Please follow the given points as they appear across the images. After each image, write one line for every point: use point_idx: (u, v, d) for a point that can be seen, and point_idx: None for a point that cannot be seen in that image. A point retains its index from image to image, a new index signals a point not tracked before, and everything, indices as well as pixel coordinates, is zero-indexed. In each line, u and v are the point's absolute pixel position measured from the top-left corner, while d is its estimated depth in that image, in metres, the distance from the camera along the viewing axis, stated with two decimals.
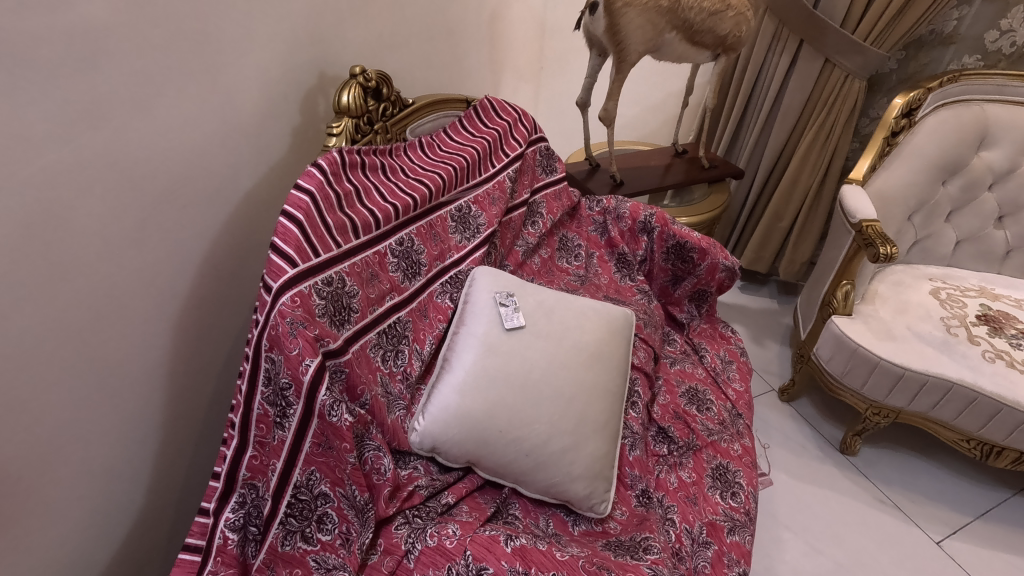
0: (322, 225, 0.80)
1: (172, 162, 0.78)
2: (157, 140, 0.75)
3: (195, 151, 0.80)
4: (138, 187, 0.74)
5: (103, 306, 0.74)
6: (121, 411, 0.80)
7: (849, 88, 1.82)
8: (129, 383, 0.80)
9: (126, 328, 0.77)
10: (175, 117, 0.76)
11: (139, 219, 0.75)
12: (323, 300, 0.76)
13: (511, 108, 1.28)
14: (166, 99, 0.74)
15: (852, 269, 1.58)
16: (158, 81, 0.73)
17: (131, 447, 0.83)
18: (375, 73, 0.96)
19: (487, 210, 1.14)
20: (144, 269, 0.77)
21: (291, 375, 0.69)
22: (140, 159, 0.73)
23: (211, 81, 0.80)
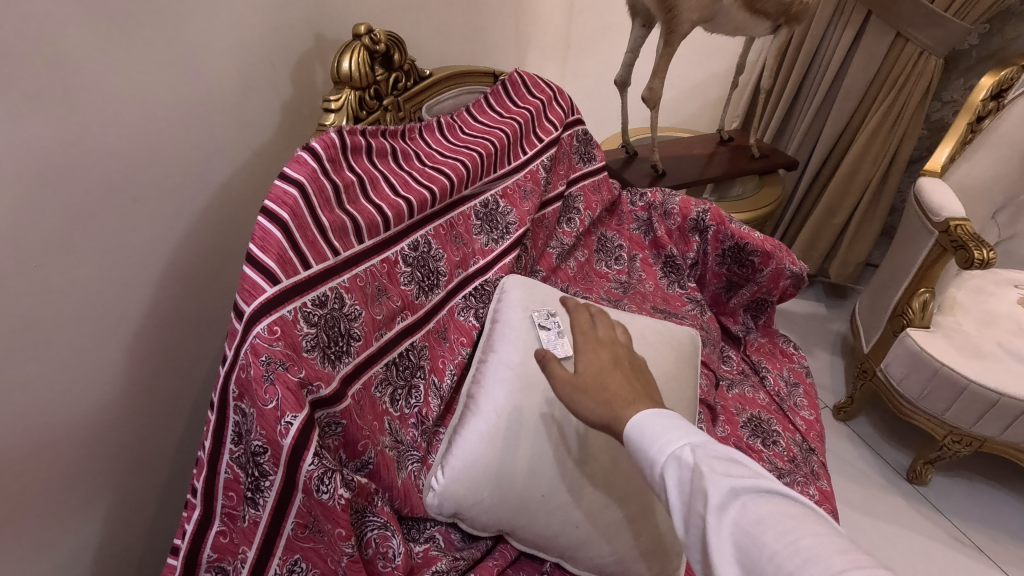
0: (314, 228, 0.62)
1: (120, 143, 0.59)
2: (92, 112, 0.56)
3: (152, 130, 0.62)
4: (72, 176, 0.56)
5: (26, 333, 0.56)
6: (58, 465, 0.62)
7: (924, 66, 1.60)
8: (68, 428, 0.62)
9: (59, 359, 0.59)
10: (122, 84, 0.58)
11: (69, 216, 0.56)
12: (313, 327, 0.57)
13: (545, 84, 1.08)
14: (105, 57, 0.56)
15: (933, 275, 1.37)
16: (96, 33, 0.55)
17: (74, 507, 0.65)
18: (385, 34, 0.77)
19: (518, 206, 0.95)
20: (79, 284, 0.59)
21: (265, 437, 0.50)
22: (69, 137, 0.55)
23: (170, 36, 0.61)
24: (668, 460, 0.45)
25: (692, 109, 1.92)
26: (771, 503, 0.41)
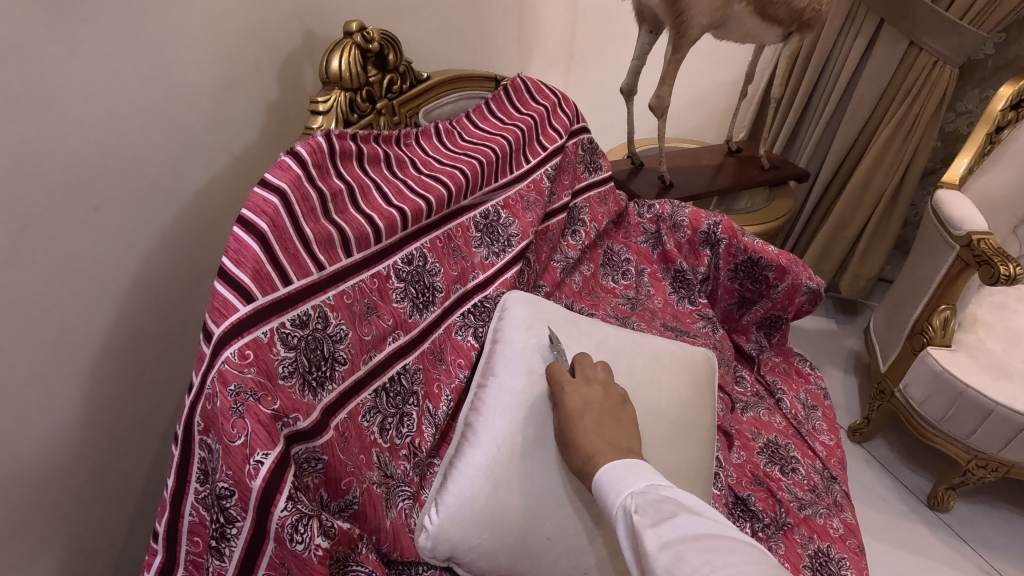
0: (296, 240, 0.56)
1: (78, 145, 0.54)
2: (45, 107, 0.51)
3: (116, 132, 0.57)
4: (23, 178, 0.50)
5: None
6: (5, 500, 0.56)
7: (939, 75, 1.55)
8: (17, 460, 0.56)
9: (6, 382, 0.53)
10: (83, 80, 0.53)
11: (17, 222, 0.51)
12: (292, 351, 0.51)
13: (548, 90, 1.03)
14: (61, 50, 0.51)
15: (955, 291, 1.30)
16: (50, 22, 0.49)
17: (25, 547, 0.59)
18: (378, 32, 0.72)
19: (520, 217, 0.89)
20: (29, 299, 0.53)
21: (232, 478, 0.44)
22: (17, 134, 0.49)
23: (137, 28, 0.56)
24: (618, 512, 0.49)
25: (699, 119, 1.87)
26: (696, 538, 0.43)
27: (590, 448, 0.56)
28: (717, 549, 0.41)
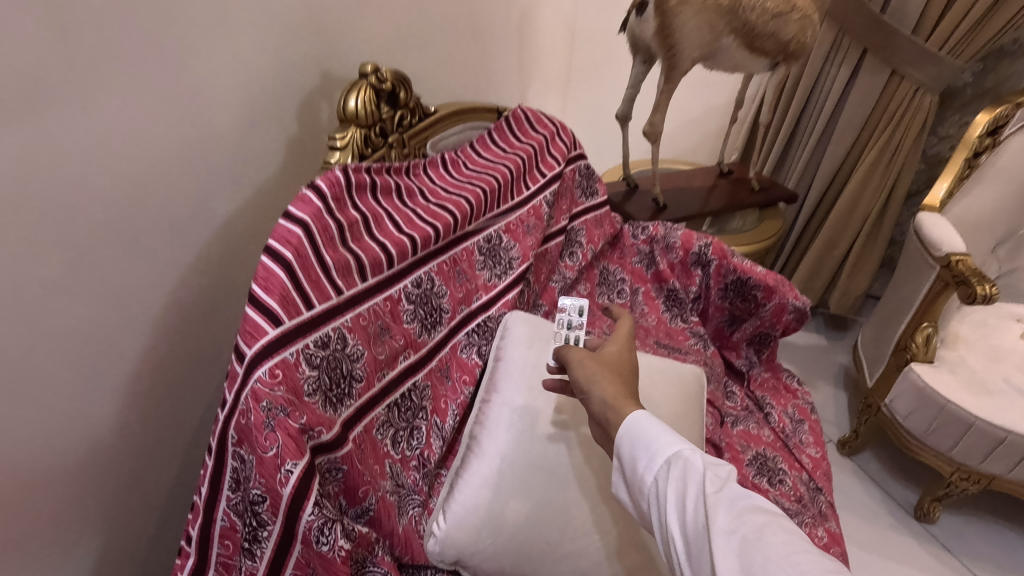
0: (317, 268, 0.61)
1: (120, 182, 0.59)
2: (93, 147, 0.56)
3: (154, 171, 0.62)
4: (73, 213, 0.56)
5: (15, 373, 0.55)
6: (45, 506, 0.61)
7: (919, 103, 1.63)
8: (56, 469, 0.61)
9: (51, 397, 0.58)
10: (127, 125, 0.59)
11: (66, 252, 0.56)
12: (315, 370, 0.56)
13: (547, 120, 1.10)
14: (111, 100, 0.57)
15: (936, 310, 1.36)
16: (103, 74, 0.55)
17: (59, 553, 0.64)
18: (391, 73, 0.78)
19: (521, 241, 0.95)
20: (74, 321, 0.59)
21: (264, 486, 0.49)
22: (69, 174, 0.55)
23: (175, 77, 0.62)
24: (672, 458, 0.51)
25: (691, 142, 1.93)
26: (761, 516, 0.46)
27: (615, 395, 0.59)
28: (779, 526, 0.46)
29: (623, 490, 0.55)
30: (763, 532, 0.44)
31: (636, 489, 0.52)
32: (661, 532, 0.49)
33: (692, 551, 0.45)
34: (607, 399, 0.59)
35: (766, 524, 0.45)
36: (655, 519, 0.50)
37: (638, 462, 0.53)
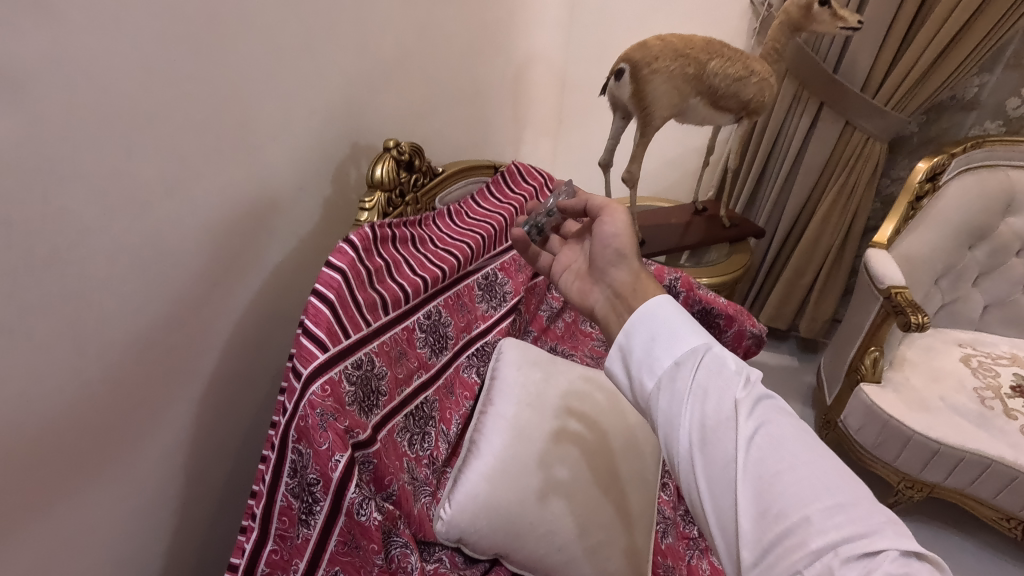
0: (353, 305, 0.79)
1: (209, 245, 0.79)
2: (194, 221, 0.76)
3: (231, 234, 0.82)
4: (178, 270, 0.75)
5: (132, 391, 0.73)
6: (144, 489, 0.80)
7: (871, 149, 1.82)
8: (152, 461, 0.80)
9: (155, 407, 0.77)
10: (216, 202, 0.78)
11: (172, 299, 0.76)
12: (353, 386, 0.74)
13: (537, 172, 1.28)
14: (205, 185, 0.76)
15: (881, 335, 1.54)
16: (202, 165, 0.75)
17: (148, 527, 0.83)
18: (409, 145, 0.97)
19: (513, 278, 1.13)
20: (173, 350, 0.78)
21: (319, 471, 0.66)
22: (179, 242, 0.74)
23: (246, 162, 0.82)
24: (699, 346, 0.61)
25: (671, 180, 2.13)
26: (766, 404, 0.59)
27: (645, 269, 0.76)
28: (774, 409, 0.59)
29: (633, 369, 0.64)
30: (780, 423, 0.56)
31: (652, 369, 0.62)
32: (675, 407, 0.58)
33: (714, 427, 0.55)
34: (636, 270, 0.76)
35: (779, 415, 0.57)
36: (671, 395, 0.59)
37: (663, 347, 0.62)
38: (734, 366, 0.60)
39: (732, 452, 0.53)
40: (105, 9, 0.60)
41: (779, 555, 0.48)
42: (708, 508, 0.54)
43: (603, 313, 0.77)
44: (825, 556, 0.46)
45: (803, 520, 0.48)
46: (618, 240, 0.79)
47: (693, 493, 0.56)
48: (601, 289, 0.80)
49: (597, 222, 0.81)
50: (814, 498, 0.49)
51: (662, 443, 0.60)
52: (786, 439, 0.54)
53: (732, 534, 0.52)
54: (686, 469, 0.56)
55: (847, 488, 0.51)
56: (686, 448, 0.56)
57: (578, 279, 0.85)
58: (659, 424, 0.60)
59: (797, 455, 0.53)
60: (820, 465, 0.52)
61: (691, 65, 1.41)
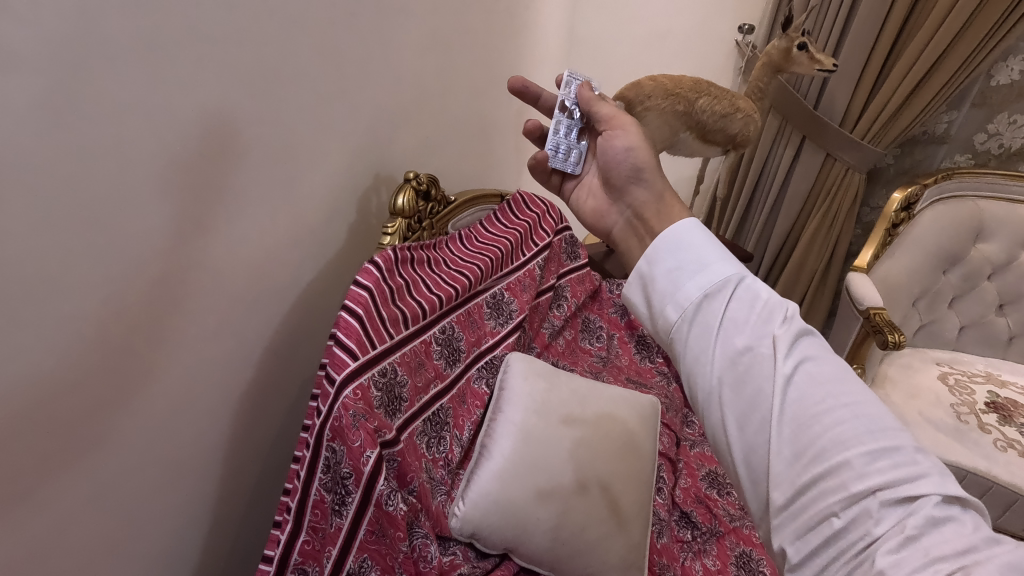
0: (378, 319, 0.88)
1: (253, 265, 0.90)
2: (242, 245, 0.87)
3: (270, 256, 0.93)
4: (226, 287, 0.86)
5: (182, 393, 0.83)
6: (189, 484, 0.89)
7: (851, 180, 1.93)
8: (196, 459, 0.89)
9: (201, 408, 0.87)
10: (261, 227, 0.89)
11: (220, 312, 0.86)
12: (379, 392, 0.83)
13: (540, 200, 1.39)
14: (253, 213, 0.87)
15: (862, 353, 1.64)
16: (251, 197, 0.86)
17: (190, 519, 0.92)
18: (426, 176, 1.08)
19: (519, 296, 1.21)
20: (218, 357, 0.88)
21: (352, 466, 0.75)
22: (229, 263, 0.85)
23: (287, 193, 0.93)
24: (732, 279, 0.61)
25: None
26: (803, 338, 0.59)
27: (665, 187, 0.77)
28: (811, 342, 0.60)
29: (658, 301, 0.64)
30: (816, 361, 0.57)
31: (680, 302, 0.61)
32: (705, 345, 0.59)
33: (751, 368, 0.56)
34: (658, 189, 0.76)
35: (814, 351, 0.58)
36: (700, 332, 0.60)
37: (692, 279, 0.61)
38: (767, 299, 0.60)
39: (770, 393, 0.55)
40: (189, 67, 0.72)
41: (814, 497, 0.51)
42: (738, 446, 0.57)
43: (621, 237, 0.79)
44: (864, 498, 0.49)
45: (843, 464, 0.51)
46: (636, 156, 0.78)
47: (722, 431, 0.58)
48: (619, 210, 0.81)
49: (615, 134, 0.80)
50: (854, 442, 0.52)
51: (687, 377, 0.61)
52: (823, 379, 0.56)
53: (762, 472, 0.55)
54: (714, 409, 0.58)
55: (885, 427, 0.53)
56: (719, 387, 0.57)
57: (591, 199, 0.87)
58: (685, 358, 0.61)
59: (836, 398, 0.54)
60: (857, 406, 0.54)
61: (681, 103, 1.51)
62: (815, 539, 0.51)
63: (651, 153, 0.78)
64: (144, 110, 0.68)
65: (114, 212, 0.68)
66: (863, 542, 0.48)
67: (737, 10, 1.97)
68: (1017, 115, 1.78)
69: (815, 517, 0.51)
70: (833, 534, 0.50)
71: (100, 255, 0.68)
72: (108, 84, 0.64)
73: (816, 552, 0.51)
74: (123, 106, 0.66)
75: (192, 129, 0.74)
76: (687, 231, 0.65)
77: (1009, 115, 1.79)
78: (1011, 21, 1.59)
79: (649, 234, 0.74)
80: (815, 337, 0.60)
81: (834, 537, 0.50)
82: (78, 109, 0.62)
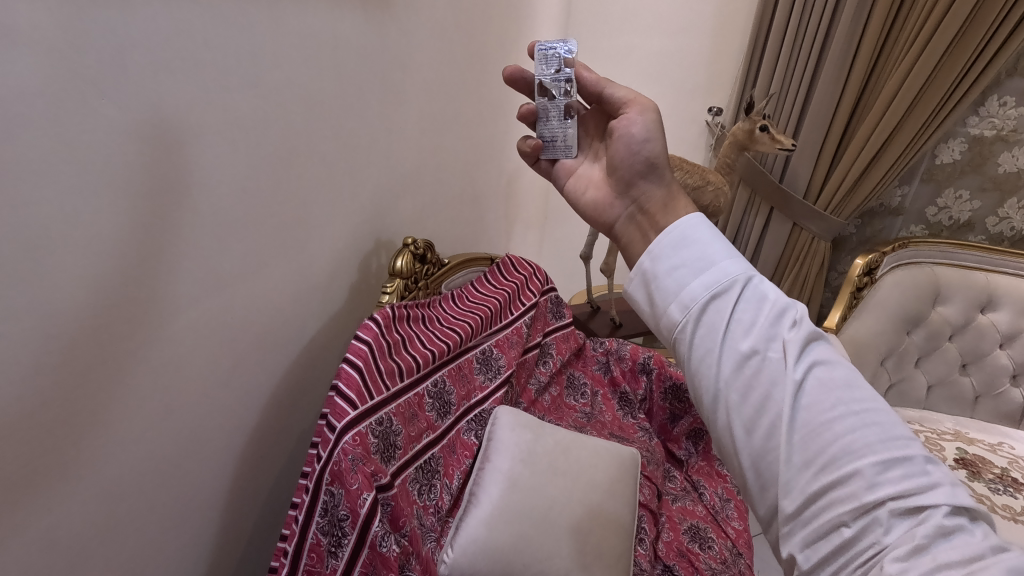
0: (377, 371, 0.94)
1: (262, 321, 0.98)
2: (252, 301, 0.95)
3: (277, 313, 1.02)
4: (237, 341, 0.94)
5: (190, 440, 0.89)
6: (189, 531, 0.93)
7: (817, 248, 2.07)
8: (198, 505, 0.94)
9: (205, 456, 0.93)
10: (270, 286, 0.98)
11: (229, 364, 0.93)
12: (376, 439, 0.89)
13: (527, 263, 1.49)
14: (264, 273, 0.96)
15: None
16: (261, 259, 0.95)
17: (188, 567, 0.94)
18: (423, 242, 1.19)
19: (507, 352, 1.28)
20: (225, 407, 0.94)
21: (349, 508, 0.81)
22: (241, 318, 0.94)
23: (295, 257, 1.03)
24: (739, 277, 0.60)
25: None
26: (814, 340, 0.59)
27: (674, 184, 0.74)
28: (823, 344, 0.60)
29: (659, 297, 0.63)
30: (825, 366, 0.57)
31: (684, 301, 0.60)
32: (710, 346, 0.58)
33: (759, 372, 0.56)
34: (668, 185, 0.74)
35: (821, 355, 0.58)
36: (705, 332, 0.59)
37: (697, 278, 0.61)
38: (773, 301, 0.60)
39: (782, 393, 0.55)
40: (222, 148, 0.83)
41: (824, 505, 0.52)
42: (745, 452, 0.57)
43: (623, 231, 0.75)
44: (875, 508, 0.49)
45: (854, 473, 0.51)
46: (655, 149, 0.75)
47: (728, 435, 0.58)
48: (623, 204, 0.77)
49: (637, 119, 0.77)
50: (865, 451, 0.51)
51: (692, 378, 0.61)
52: (834, 384, 0.56)
53: (770, 481, 0.55)
54: (720, 412, 0.58)
55: (897, 431, 0.54)
56: (724, 391, 0.57)
57: (593, 190, 0.83)
58: (689, 359, 0.61)
59: (846, 404, 0.54)
60: (868, 412, 0.54)
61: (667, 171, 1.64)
62: (824, 548, 0.51)
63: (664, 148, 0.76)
64: (183, 185, 0.78)
65: (151, 273, 0.77)
66: (873, 551, 0.49)
67: (709, 93, 2.16)
68: (962, 190, 1.95)
69: (825, 526, 0.51)
70: (844, 543, 0.50)
71: (136, 311, 0.76)
72: (161, 165, 0.75)
73: (825, 560, 0.51)
74: (167, 180, 0.76)
75: (216, 199, 0.84)
76: (692, 229, 0.64)
77: (955, 190, 1.96)
78: (947, 107, 1.76)
79: (654, 228, 0.70)
80: (823, 341, 0.60)
81: (845, 546, 0.50)
82: (133, 185, 0.72)
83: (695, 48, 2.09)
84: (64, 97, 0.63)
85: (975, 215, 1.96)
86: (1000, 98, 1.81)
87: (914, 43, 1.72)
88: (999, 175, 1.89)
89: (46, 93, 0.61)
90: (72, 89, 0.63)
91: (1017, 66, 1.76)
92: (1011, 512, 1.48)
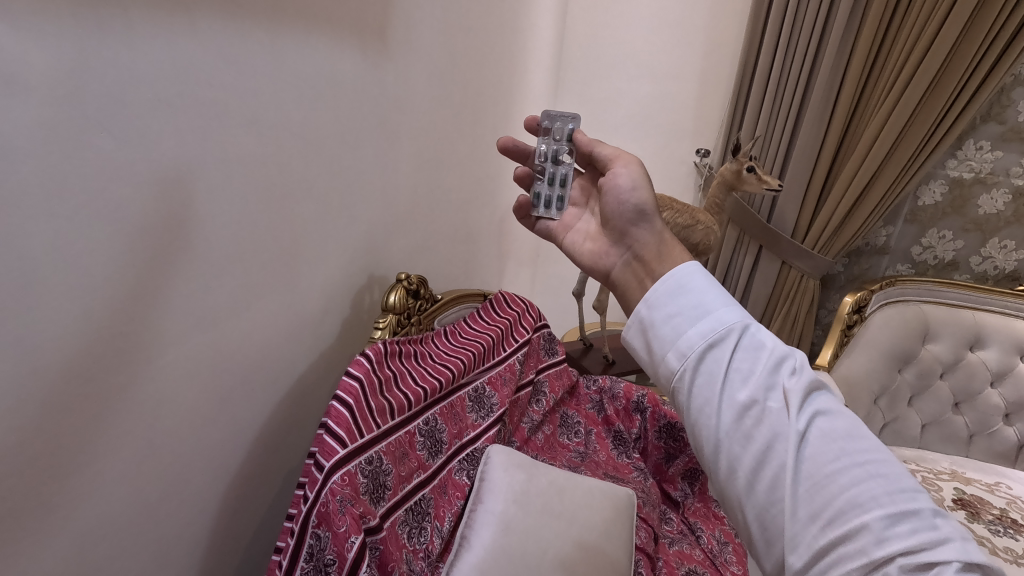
0: (367, 409, 0.92)
1: (252, 355, 0.97)
2: (243, 336, 0.94)
3: (269, 348, 1.00)
4: (225, 376, 0.92)
5: (173, 479, 0.86)
6: None
7: (806, 286, 2.09)
8: (178, 550, 0.89)
9: (188, 496, 0.89)
10: (261, 321, 0.97)
11: (217, 400, 0.91)
12: (365, 479, 0.86)
13: (520, 300, 1.48)
14: (255, 307, 0.95)
15: None
16: (252, 293, 0.94)
17: None
18: (416, 278, 1.19)
19: (500, 390, 1.25)
20: (210, 445, 0.92)
21: (336, 552, 0.78)
22: (230, 354, 0.92)
23: (287, 291, 1.02)
24: (736, 325, 0.60)
25: None
26: (816, 389, 0.58)
27: (666, 229, 0.74)
28: (825, 394, 0.59)
29: (657, 344, 0.63)
30: (827, 416, 0.56)
31: (681, 349, 0.60)
32: (710, 395, 0.58)
33: (760, 422, 0.55)
34: (660, 230, 0.74)
35: (824, 405, 0.57)
36: (704, 381, 0.58)
37: (694, 325, 0.61)
38: (771, 349, 0.59)
39: (786, 447, 0.54)
40: (217, 182, 0.83)
41: (832, 562, 0.50)
42: (749, 505, 0.56)
43: (621, 278, 0.75)
44: (883, 565, 0.48)
45: (862, 529, 0.49)
46: (634, 173, 0.78)
47: (731, 487, 0.57)
48: (620, 252, 0.78)
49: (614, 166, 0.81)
50: (873, 505, 0.50)
51: (692, 428, 0.60)
52: (837, 435, 0.55)
53: (776, 533, 0.54)
54: (722, 463, 0.57)
55: (904, 484, 0.53)
56: (726, 442, 0.56)
57: (590, 242, 0.85)
58: (689, 408, 0.60)
59: (850, 456, 0.53)
60: (875, 464, 0.53)
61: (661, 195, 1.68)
62: None
63: (650, 193, 0.77)
64: (177, 218, 0.78)
65: (140, 305, 0.75)
66: None
67: (696, 136, 2.21)
68: (945, 230, 2.00)
69: None
70: None
71: (124, 345, 0.74)
72: (152, 197, 0.74)
73: None
74: (159, 213, 0.76)
75: (208, 233, 0.83)
76: (687, 277, 0.64)
77: (938, 230, 2.00)
78: (926, 151, 1.82)
79: (651, 276, 0.70)
80: (824, 389, 0.59)
81: None
82: (123, 217, 0.71)
83: (681, 94, 2.16)
84: (58, 131, 0.63)
85: (959, 254, 2.00)
86: (976, 143, 1.87)
87: (891, 90, 1.79)
88: (980, 217, 1.93)
89: (45, 128, 0.62)
90: (67, 122, 0.64)
91: (991, 112, 1.83)
92: (1013, 554, 1.46)
